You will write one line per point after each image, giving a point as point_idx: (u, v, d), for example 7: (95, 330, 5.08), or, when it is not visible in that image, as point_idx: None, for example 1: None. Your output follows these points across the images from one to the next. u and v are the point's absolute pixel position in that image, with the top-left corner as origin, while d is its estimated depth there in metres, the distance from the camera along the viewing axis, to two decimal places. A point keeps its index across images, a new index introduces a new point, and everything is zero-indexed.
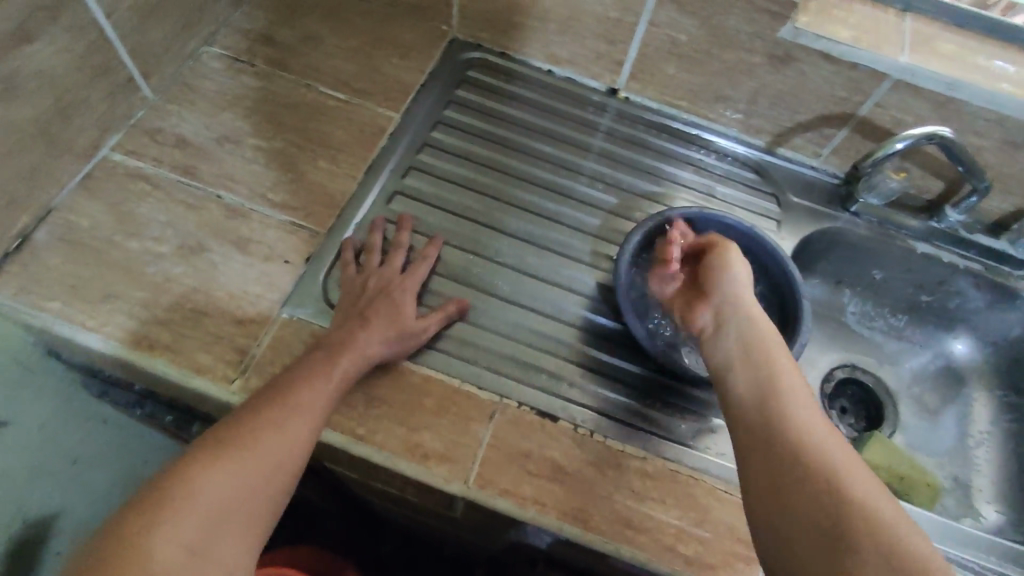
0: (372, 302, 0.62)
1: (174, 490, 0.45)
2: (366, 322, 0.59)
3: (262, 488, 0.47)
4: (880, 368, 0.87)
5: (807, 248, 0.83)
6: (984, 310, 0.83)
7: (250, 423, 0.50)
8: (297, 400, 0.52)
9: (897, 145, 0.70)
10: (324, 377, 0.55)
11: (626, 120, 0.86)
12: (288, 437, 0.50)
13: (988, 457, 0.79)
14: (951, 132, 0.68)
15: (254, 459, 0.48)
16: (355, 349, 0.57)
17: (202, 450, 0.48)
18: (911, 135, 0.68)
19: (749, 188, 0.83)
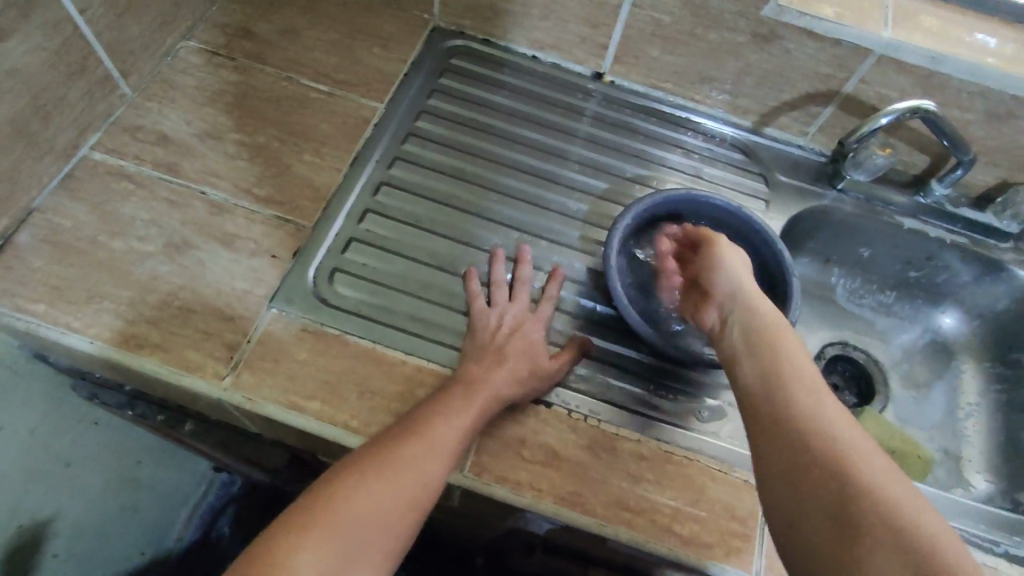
0: (512, 339, 0.62)
1: (332, 505, 0.46)
2: (503, 359, 0.59)
3: (400, 513, 0.48)
4: (871, 344, 0.88)
5: (795, 227, 0.83)
6: (972, 282, 0.83)
7: (412, 447, 0.51)
8: (433, 436, 0.52)
9: (882, 119, 0.70)
10: (460, 412, 0.55)
11: (611, 105, 0.85)
12: (433, 463, 0.51)
13: (977, 428, 0.80)
14: (934, 106, 0.68)
15: (400, 484, 0.49)
16: (491, 386, 0.57)
17: (344, 475, 0.48)
18: (895, 110, 0.68)
19: (736, 168, 0.83)
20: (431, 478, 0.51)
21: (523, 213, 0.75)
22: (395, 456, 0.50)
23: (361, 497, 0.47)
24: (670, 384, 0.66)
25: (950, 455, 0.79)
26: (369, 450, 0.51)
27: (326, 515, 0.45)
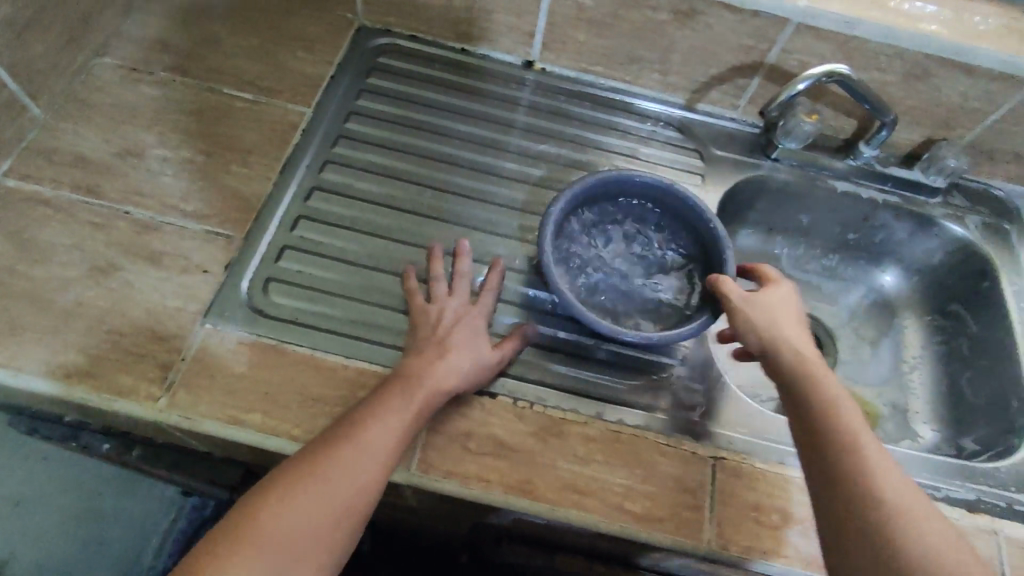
0: (455, 333, 0.61)
1: (250, 530, 0.45)
2: (445, 351, 0.59)
3: (334, 526, 0.47)
4: (818, 308, 0.90)
5: (734, 200, 0.84)
6: (907, 240, 0.85)
7: (336, 458, 0.50)
8: (368, 437, 0.51)
9: (800, 84, 0.70)
10: (401, 408, 0.54)
11: (544, 92, 0.85)
12: (365, 472, 0.50)
13: (922, 380, 0.83)
14: (848, 69, 0.69)
15: (326, 499, 0.48)
16: (434, 379, 0.57)
17: (272, 486, 0.48)
18: (811, 75, 0.69)
19: (672, 146, 0.83)
20: (364, 485, 0.49)
21: (461, 207, 0.74)
22: (322, 470, 0.49)
23: (282, 518, 0.46)
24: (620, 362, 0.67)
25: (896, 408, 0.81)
26: (292, 466, 0.49)
27: (251, 530, 0.45)
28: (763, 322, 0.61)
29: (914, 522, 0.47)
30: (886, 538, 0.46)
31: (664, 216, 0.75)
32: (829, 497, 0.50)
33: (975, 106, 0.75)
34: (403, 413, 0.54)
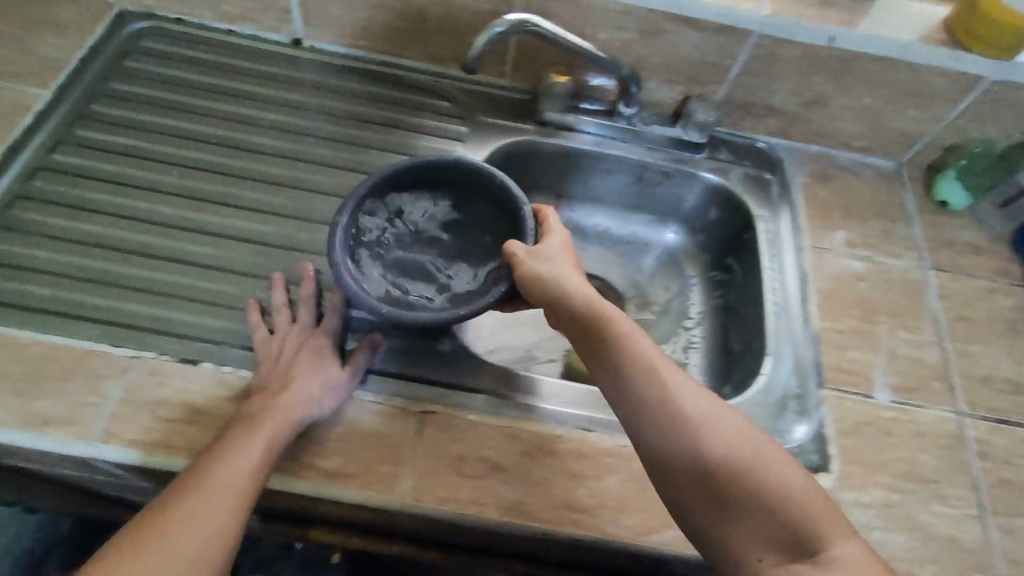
0: (295, 357, 0.60)
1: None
2: (286, 384, 0.57)
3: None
4: (610, 271, 0.90)
5: (509, 164, 0.83)
6: (685, 197, 0.86)
7: (195, 504, 0.48)
8: (213, 483, 0.49)
9: (495, 28, 0.67)
10: (247, 446, 0.52)
11: (312, 67, 0.84)
12: (227, 518, 0.48)
13: (701, 334, 0.84)
14: (542, 21, 0.68)
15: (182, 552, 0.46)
16: (279, 410, 0.55)
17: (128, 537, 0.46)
18: (502, 23, 0.67)
19: (440, 115, 0.82)
20: (223, 532, 0.48)
21: (203, 183, 0.73)
22: (152, 531, 0.46)
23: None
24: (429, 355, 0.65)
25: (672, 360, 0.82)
26: (148, 519, 0.47)
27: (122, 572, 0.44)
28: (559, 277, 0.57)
29: (775, 457, 0.49)
30: (720, 458, 0.48)
31: (461, 195, 0.71)
32: (663, 457, 0.50)
33: (714, 60, 0.76)
34: (259, 450, 0.52)
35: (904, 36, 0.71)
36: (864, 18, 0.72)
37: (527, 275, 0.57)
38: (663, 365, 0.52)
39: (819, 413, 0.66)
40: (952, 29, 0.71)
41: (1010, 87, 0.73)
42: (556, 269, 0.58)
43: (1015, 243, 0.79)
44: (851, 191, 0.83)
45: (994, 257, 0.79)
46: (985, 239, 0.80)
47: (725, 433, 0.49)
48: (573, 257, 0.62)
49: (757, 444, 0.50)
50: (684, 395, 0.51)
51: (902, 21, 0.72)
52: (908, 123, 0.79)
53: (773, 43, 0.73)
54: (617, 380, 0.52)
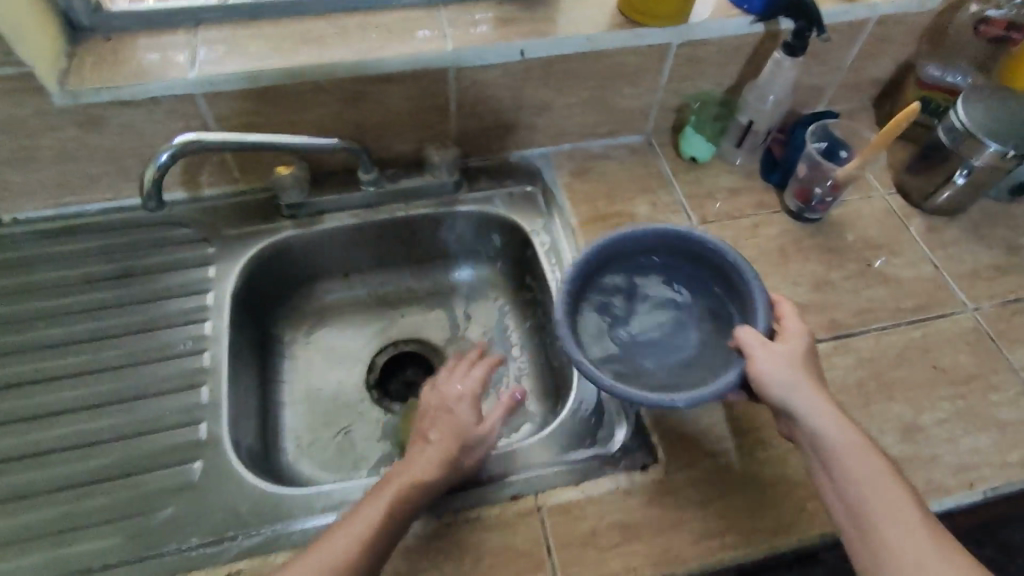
0: (431, 423, 0.62)
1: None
2: (428, 439, 0.60)
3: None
4: (424, 328, 0.87)
5: (278, 269, 0.81)
6: (465, 235, 0.86)
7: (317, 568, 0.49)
8: (356, 515, 0.53)
9: (159, 157, 0.60)
10: (370, 499, 0.54)
11: (20, 241, 0.75)
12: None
13: (525, 360, 0.83)
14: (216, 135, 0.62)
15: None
16: (397, 476, 0.56)
17: None
18: (172, 147, 0.60)
19: (183, 244, 0.77)
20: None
21: None
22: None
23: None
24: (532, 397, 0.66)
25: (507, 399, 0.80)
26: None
27: None
28: (785, 382, 0.56)
29: None
30: None
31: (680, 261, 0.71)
32: (864, 556, 0.49)
33: (430, 103, 0.76)
34: (377, 514, 0.52)
35: (584, 29, 0.74)
36: (545, 24, 0.75)
37: (759, 375, 0.57)
38: (882, 497, 0.50)
39: (632, 407, 0.67)
40: (623, 9, 0.75)
41: (694, 44, 0.78)
42: (772, 367, 0.57)
43: (764, 169, 0.85)
44: (610, 176, 0.86)
45: (751, 192, 0.84)
46: (737, 178, 0.85)
47: (882, 499, 0.50)
48: (803, 360, 0.58)
49: (897, 518, 0.49)
50: (840, 471, 0.52)
51: (580, 16, 0.76)
52: (630, 99, 0.83)
53: (472, 72, 0.74)
54: (836, 480, 0.52)
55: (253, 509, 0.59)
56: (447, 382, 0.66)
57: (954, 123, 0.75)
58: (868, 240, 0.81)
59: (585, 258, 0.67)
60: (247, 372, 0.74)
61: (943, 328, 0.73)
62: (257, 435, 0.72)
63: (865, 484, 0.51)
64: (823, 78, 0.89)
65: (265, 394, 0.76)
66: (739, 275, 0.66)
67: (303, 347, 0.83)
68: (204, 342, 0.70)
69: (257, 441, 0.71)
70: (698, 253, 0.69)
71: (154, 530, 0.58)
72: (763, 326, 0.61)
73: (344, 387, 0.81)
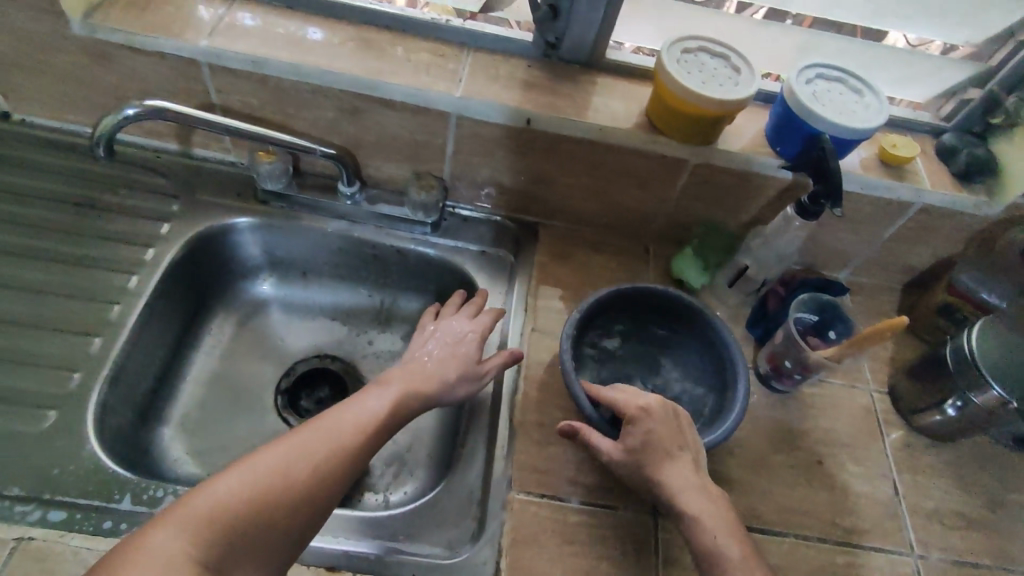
0: (428, 351, 0.71)
1: (133, 550, 0.47)
2: (428, 363, 0.69)
3: (250, 548, 0.50)
4: (354, 351, 0.84)
5: (221, 247, 0.79)
6: (429, 270, 0.83)
7: (313, 443, 0.57)
8: (315, 429, 0.58)
9: (125, 110, 0.61)
10: (362, 405, 0.62)
11: (15, 143, 0.78)
12: (284, 494, 0.53)
13: (433, 422, 0.79)
14: (206, 113, 0.64)
15: (281, 492, 0.53)
16: (379, 391, 0.64)
17: (184, 500, 0.51)
18: (140, 103, 0.61)
19: (151, 193, 0.77)
20: (304, 492, 0.54)
21: None
22: (243, 475, 0.53)
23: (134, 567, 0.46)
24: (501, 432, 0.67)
25: (398, 454, 0.76)
26: (234, 468, 0.53)
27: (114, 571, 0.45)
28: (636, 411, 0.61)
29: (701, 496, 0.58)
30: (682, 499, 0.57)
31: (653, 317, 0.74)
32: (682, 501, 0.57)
33: (426, 140, 0.74)
34: (370, 415, 0.62)
35: (599, 119, 0.71)
36: (564, 101, 0.72)
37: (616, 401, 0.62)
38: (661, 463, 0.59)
39: (498, 519, 0.61)
40: (649, 111, 0.72)
41: (713, 169, 0.73)
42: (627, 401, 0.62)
43: (750, 320, 0.78)
44: (589, 268, 0.80)
45: None
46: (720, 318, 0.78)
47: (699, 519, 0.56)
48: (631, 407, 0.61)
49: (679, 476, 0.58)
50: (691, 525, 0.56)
51: (603, 105, 0.73)
52: (636, 201, 0.79)
53: (472, 124, 0.72)
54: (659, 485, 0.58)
55: (77, 478, 0.57)
56: (446, 317, 0.75)
57: (961, 347, 0.68)
58: (832, 435, 0.71)
59: (570, 362, 0.64)
60: (161, 337, 0.72)
61: (873, 565, 0.63)
62: (141, 399, 0.70)
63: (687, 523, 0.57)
64: (850, 246, 0.81)
65: (173, 365, 0.75)
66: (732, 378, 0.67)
67: (231, 331, 0.81)
68: (123, 295, 0.69)
69: (141, 408, 0.69)
70: (689, 319, 0.72)
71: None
72: (729, 423, 0.63)
73: (253, 384, 0.79)
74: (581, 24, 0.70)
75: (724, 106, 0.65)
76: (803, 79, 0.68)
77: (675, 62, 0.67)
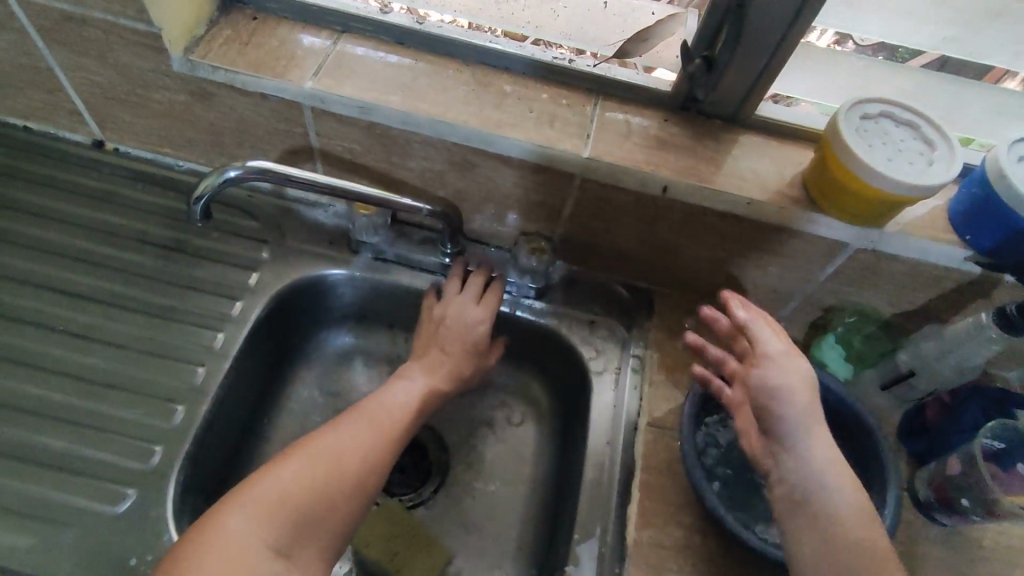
0: (442, 338, 0.67)
1: (205, 543, 0.46)
2: (443, 352, 0.66)
3: (318, 535, 0.50)
4: (441, 417, 0.76)
5: (306, 298, 0.72)
6: (529, 336, 0.75)
7: (361, 428, 0.56)
8: (359, 414, 0.57)
9: (227, 171, 0.59)
10: (395, 391, 0.61)
11: (108, 175, 0.74)
12: (343, 479, 0.52)
13: (525, 508, 0.71)
14: (294, 171, 0.60)
15: (341, 479, 0.52)
16: (408, 378, 0.63)
17: (243, 488, 0.50)
18: (239, 165, 0.59)
19: (240, 237, 0.72)
20: (361, 475, 0.53)
21: None
22: (303, 461, 0.52)
23: (207, 559, 0.45)
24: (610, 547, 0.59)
25: (484, 545, 0.68)
26: (291, 454, 0.52)
27: (191, 562, 0.45)
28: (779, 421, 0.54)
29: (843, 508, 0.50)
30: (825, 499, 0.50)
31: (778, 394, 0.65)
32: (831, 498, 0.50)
33: (541, 199, 0.66)
34: (407, 402, 0.61)
35: (749, 190, 0.60)
36: (707, 165, 0.61)
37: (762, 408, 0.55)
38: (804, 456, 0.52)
39: None
40: (806, 179, 0.61)
41: (879, 255, 0.62)
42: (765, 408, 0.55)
43: (903, 430, 0.66)
44: None
45: None
46: None
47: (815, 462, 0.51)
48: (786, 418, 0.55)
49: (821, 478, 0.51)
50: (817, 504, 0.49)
51: (754, 169, 0.62)
52: (776, 278, 0.68)
53: (598, 187, 0.63)
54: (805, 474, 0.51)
55: (154, 573, 0.53)
56: (456, 300, 0.68)
57: None
58: None
59: (691, 440, 0.58)
60: (242, 397, 0.67)
61: None
62: (220, 468, 0.65)
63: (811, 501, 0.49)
64: None
65: (252, 425, 0.69)
66: (875, 461, 0.59)
67: (311, 386, 0.75)
68: (208, 356, 0.64)
69: (219, 476, 0.64)
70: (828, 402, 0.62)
71: (43, 548, 0.53)
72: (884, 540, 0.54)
73: None
74: (736, 75, 0.59)
75: (915, 192, 0.53)
76: (1015, 156, 0.55)
77: (853, 131, 0.55)
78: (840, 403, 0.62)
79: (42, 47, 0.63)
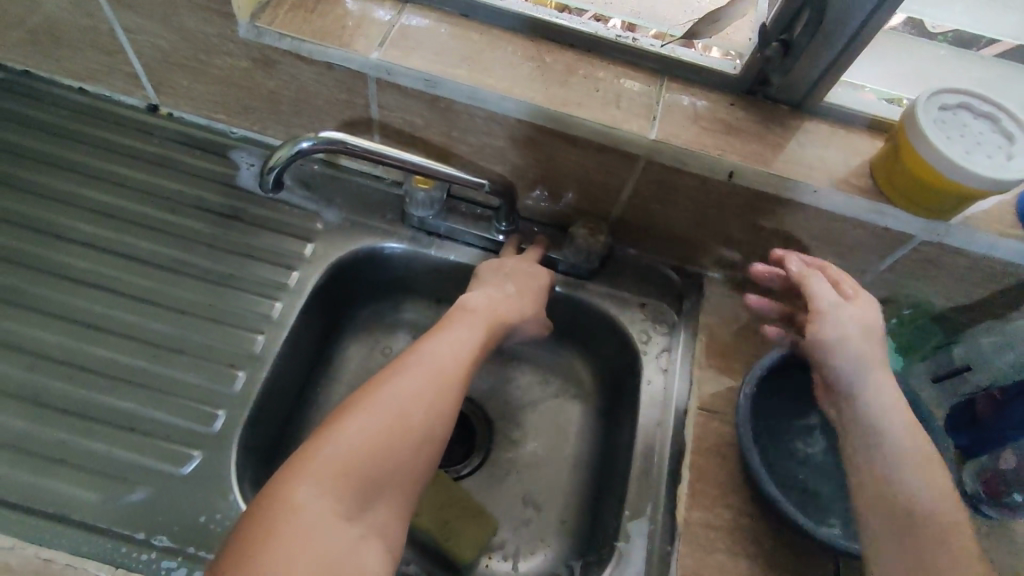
0: (502, 279, 0.66)
1: (275, 513, 0.43)
2: (502, 290, 0.66)
3: (391, 492, 0.48)
4: (485, 392, 0.78)
5: (359, 268, 0.73)
6: (576, 315, 0.75)
7: (419, 379, 0.53)
8: (415, 363, 0.54)
9: (301, 143, 0.60)
10: (451, 336, 0.59)
11: (163, 140, 0.74)
12: (410, 433, 0.50)
13: (569, 484, 0.72)
14: (361, 142, 0.59)
15: (406, 433, 0.50)
16: (468, 320, 0.61)
17: (306, 452, 0.47)
18: (313, 136, 0.59)
19: (295, 206, 0.72)
20: (429, 429, 0.51)
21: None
22: (367, 419, 0.49)
23: (283, 529, 0.42)
24: (663, 525, 0.60)
25: (529, 517, 0.70)
26: (352, 412, 0.49)
27: (264, 534, 0.42)
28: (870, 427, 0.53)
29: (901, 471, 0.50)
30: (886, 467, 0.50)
31: None
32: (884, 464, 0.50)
33: (602, 179, 0.66)
34: (464, 348, 0.58)
35: (815, 178, 0.59)
36: (774, 151, 0.61)
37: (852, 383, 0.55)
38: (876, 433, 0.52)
39: None
40: (876, 169, 0.60)
41: (944, 248, 0.61)
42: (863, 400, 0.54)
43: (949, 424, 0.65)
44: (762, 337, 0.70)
45: None
46: None
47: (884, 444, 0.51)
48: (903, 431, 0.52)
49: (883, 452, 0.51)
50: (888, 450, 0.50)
51: (821, 157, 0.61)
52: (830, 267, 0.68)
53: (662, 168, 0.62)
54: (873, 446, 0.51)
55: (221, 532, 0.54)
56: (509, 260, 0.69)
57: None
58: None
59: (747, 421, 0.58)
60: (297, 365, 0.68)
61: None
62: (276, 433, 0.66)
63: (875, 449, 0.51)
64: None
65: (304, 393, 0.71)
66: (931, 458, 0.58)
67: (361, 357, 0.76)
68: (267, 324, 0.65)
69: (275, 442, 0.66)
70: None
71: (113, 505, 0.54)
72: None
73: None
74: (811, 59, 0.58)
75: (993, 184, 0.52)
76: None
77: (932, 121, 0.54)
78: (898, 394, 0.61)
79: (107, 8, 0.62)
